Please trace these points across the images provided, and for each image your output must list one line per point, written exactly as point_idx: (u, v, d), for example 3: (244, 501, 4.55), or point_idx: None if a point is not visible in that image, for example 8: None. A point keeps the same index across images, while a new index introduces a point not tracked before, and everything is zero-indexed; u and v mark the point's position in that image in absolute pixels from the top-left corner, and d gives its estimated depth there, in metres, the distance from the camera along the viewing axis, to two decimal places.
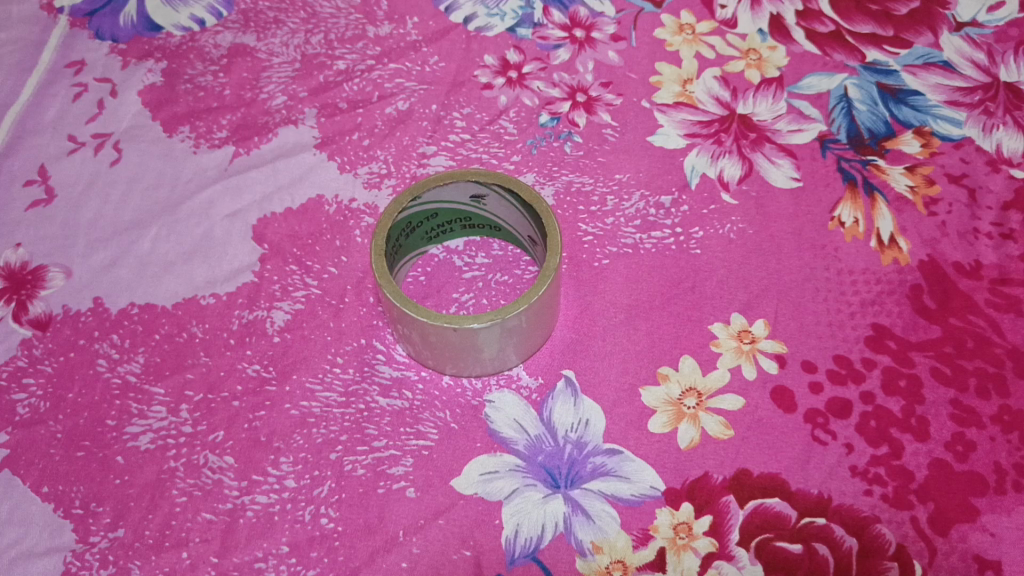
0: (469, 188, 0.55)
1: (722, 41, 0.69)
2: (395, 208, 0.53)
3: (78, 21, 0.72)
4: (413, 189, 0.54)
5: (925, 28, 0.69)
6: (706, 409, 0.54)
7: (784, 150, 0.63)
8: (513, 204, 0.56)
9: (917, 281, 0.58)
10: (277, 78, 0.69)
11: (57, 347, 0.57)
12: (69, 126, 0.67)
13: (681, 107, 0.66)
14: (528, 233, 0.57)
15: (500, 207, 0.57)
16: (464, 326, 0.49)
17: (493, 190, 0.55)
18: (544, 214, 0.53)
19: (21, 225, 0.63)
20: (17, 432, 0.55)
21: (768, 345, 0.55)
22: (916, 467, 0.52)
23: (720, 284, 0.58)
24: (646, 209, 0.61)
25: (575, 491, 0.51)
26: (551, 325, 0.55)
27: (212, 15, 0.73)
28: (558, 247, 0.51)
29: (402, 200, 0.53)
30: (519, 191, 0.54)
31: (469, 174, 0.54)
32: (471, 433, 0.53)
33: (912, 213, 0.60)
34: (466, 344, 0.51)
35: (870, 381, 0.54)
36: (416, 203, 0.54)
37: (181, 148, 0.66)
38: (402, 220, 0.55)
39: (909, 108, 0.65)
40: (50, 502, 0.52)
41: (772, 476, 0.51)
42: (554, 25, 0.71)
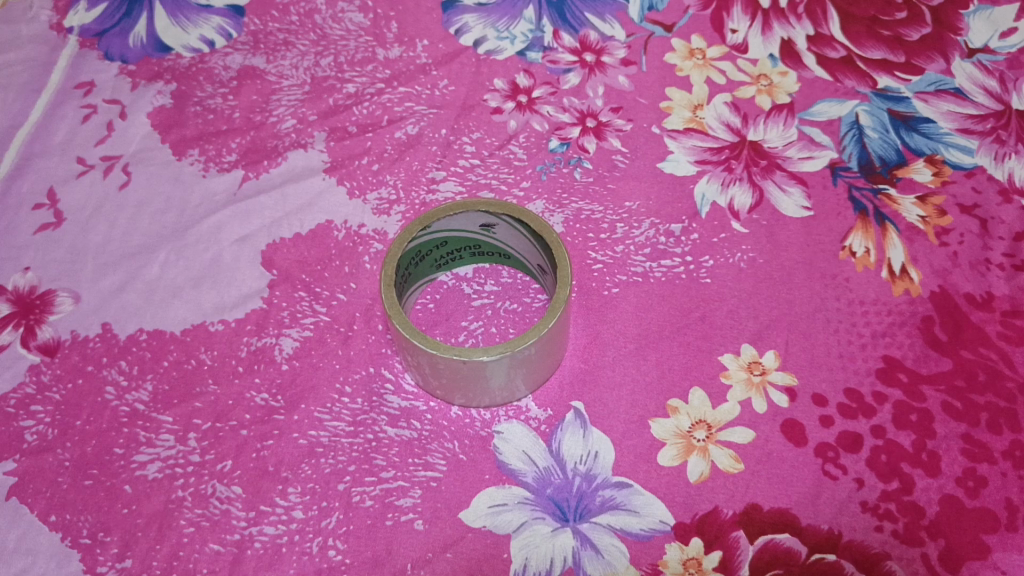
0: (479, 217, 0.55)
1: (732, 65, 0.69)
2: (405, 237, 0.53)
3: (88, 42, 0.72)
4: (424, 218, 0.54)
5: (937, 54, 0.68)
6: (717, 442, 0.53)
7: (795, 178, 0.63)
8: (523, 234, 0.55)
9: (929, 312, 0.57)
10: (287, 100, 0.69)
11: (66, 373, 0.57)
12: (78, 148, 0.67)
13: (691, 133, 0.65)
14: (537, 262, 0.57)
15: (510, 236, 0.57)
16: (474, 358, 0.49)
17: (504, 219, 0.55)
18: (554, 245, 0.53)
19: (30, 249, 0.63)
20: (25, 460, 0.55)
21: (778, 377, 0.55)
22: (927, 503, 0.51)
23: (730, 314, 0.58)
24: (656, 237, 0.61)
25: (584, 524, 0.51)
26: (560, 356, 0.55)
27: (221, 36, 0.73)
28: (568, 278, 0.51)
29: (412, 228, 0.53)
30: (529, 221, 0.53)
31: (479, 203, 0.54)
32: (480, 464, 0.53)
33: (924, 243, 0.60)
34: (476, 376, 0.51)
35: (881, 415, 0.54)
36: (425, 232, 0.54)
37: (190, 171, 0.66)
38: (411, 249, 0.55)
39: (920, 136, 0.65)
40: (57, 532, 0.52)
41: (782, 511, 0.51)
42: (564, 48, 0.71)
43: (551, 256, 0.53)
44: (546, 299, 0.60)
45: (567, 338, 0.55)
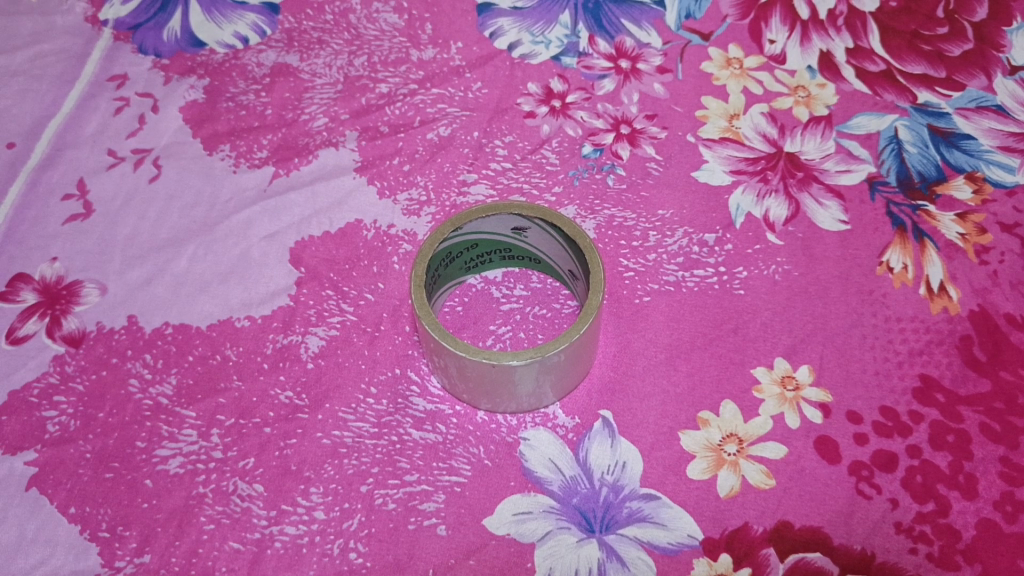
0: (512, 220, 0.54)
1: (770, 76, 0.68)
2: (437, 236, 0.52)
3: (123, 35, 0.72)
4: (455, 219, 0.53)
5: (979, 71, 0.67)
6: (748, 457, 0.52)
7: (832, 191, 0.62)
8: (555, 238, 0.55)
9: (967, 331, 0.56)
10: (319, 99, 0.69)
11: (89, 364, 0.57)
12: (109, 140, 0.67)
13: (727, 143, 0.65)
14: (569, 268, 0.56)
15: (542, 240, 0.56)
16: (502, 362, 0.48)
17: (536, 223, 0.54)
18: (587, 250, 0.52)
19: (58, 239, 0.62)
20: (46, 450, 0.54)
21: (812, 393, 0.54)
22: (963, 526, 0.50)
23: (764, 326, 0.57)
24: (689, 247, 0.60)
25: (610, 536, 0.50)
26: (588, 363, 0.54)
27: (255, 33, 0.73)
28: (600, 284, 0.50)
29: (444, 229, 0.53)
30: (563, 226, 0.52)
31: (512, 206, 0.53)
32: (506, 471, 0.52)
33: (963, 261, 0.59)
34: (505, 380, 0.50)
35: (917, 435, 0.53)
36: (457, 234, 0.54)
37: (220, 167, 0.66)
38: (442, 250, 0.54)
39: (960, 152, 0.63)
40: (76, 524, 0.52)
41: (814, 529, 0.50)
42: (599, 54, 0.70)
43: (583, 262, 0.52)
44: (576, 306, 0.59)
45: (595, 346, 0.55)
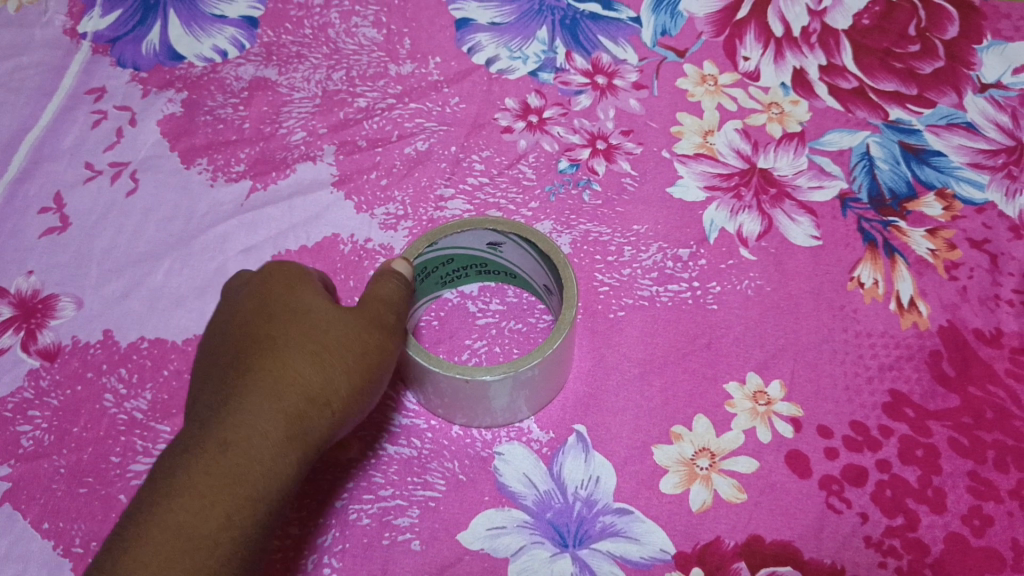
0: (486, 235, 0.54)
1: (744, 93, 0.69)
2: (412, 252, 0.52)
3: (101, 48, 0.72)
4: (430, 235, 0.53)
5: (950, 88, 0.68)
6: (719, 471, 0.53)
7: (804, 208, 0.63)
8: (529, 253, 0.55)
9: (936, 347, 0.57)
10: (297, 113, 0.69)
11: (65, 379, 0.57)
12: (86, 153, 0.67)
13: (701, 159, 0.65)
14: (543, 282, 0.57)
15: (516, 254, 0.56)
16: (476, 377, 0.48)
17: (510, 238, 0.54)
18: (561, 265, 0.52)
19: (34, 253, 0.62)
20: (20, 465, 0.54)
21: (784, 408, 0.55)
22: (931, 541, 0.51)
23: (737, 341, 0.57)
24: (663, 262, 0.60)
25: (583, 551, 0.51)
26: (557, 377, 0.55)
27: (234, 46, 0.72)
28: (574, 297, 0.50)
29: (419, 245, 0.53)
30: (539, 242, 0.52)
31: (487, 221, 0.53)
32: (480, 485, 0.53)
33: (932, 277, 0.60)
34: (480, 395, 0.50)
35: (887, 449, 0.54)
36: (432, 249, 0.54)
37: (198, 181, 0.66)
38: (417, 266, 0.54)
39: (931, 169, 0.64)
40: (50, 539, 0.52)
41: (784, 544, 0.51)
42: (576, 70, 0.70)
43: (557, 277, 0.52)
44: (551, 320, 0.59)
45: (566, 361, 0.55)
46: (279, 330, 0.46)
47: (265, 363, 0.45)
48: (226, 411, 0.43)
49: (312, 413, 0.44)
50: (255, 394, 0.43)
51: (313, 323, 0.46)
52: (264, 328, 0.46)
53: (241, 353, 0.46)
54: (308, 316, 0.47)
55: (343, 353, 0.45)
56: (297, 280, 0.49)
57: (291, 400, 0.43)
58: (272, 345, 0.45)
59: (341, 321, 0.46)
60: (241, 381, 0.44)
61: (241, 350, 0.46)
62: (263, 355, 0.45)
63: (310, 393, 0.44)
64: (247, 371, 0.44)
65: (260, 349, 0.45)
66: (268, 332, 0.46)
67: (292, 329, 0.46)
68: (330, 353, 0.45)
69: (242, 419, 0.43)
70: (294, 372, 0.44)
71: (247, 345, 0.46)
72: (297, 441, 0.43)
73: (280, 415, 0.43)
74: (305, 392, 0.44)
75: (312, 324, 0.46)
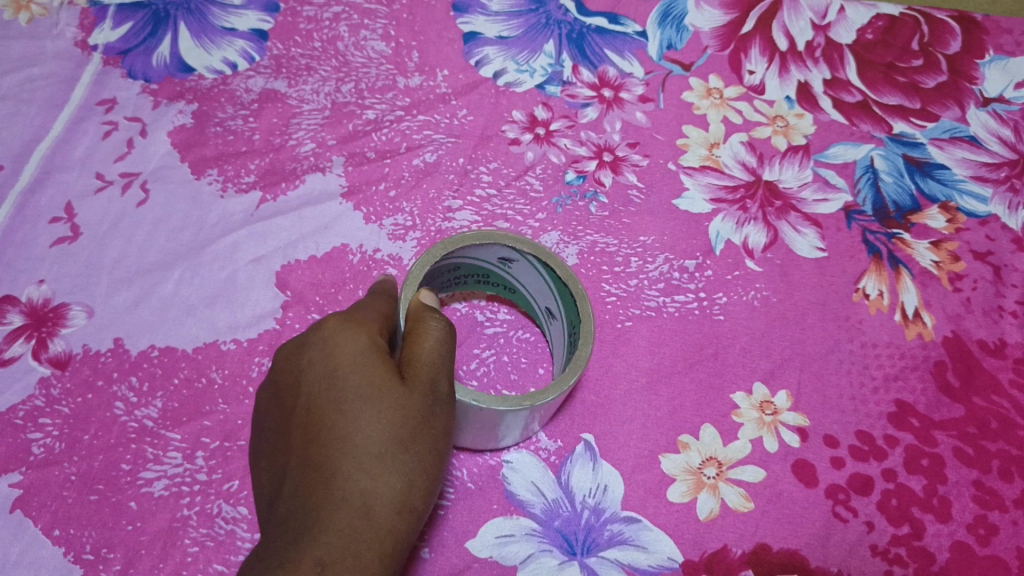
0: (503, 250, 0.54)
1: (749, 106, 0.69)
2: (428, 258, 0.51)
3: (112, 60, 0.72)
4: (450, 242, 0.52)
5: (952, 102, 0.69)
6: (727, 480, 0.53)
7: (809, 220, 0.63)
8: (541, 275, 0.54)
9: (941, 357, 0.58)
10: (306, 124, 0.69)
11: (75, 387, 0.57)
12: (97, 164, 0.67)
13: (707, 171, 0.66)
14: (546, 304, 0.57)
15: (525, 273, 0.56)
16: (491, 408, 0.47)
17: (526, 258, 0.54)
18: (577, 294, 0.52)
19: (46, 262, 0.63)
20: (30, 472, 0.55)
21: (790, 417, 0.55)
22: (937, 549, 0.52)
23: (743, 352, 0.58)
24: (670, 272, 0.61)
25: (592, 559, 0.51)
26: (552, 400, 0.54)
27: (244, 59, 0.73)
28: (591, 337, 0.51)
29: (436, 251, 0.52)
30: (558, 268, 0.53)
31: (508, 238, 0.53)
32: (488, 493, 0.53)
33: (937, 288, 0.61)
34: (483, 419, 0.49)
35: (892, 459, 0.54)
36: (448, 258, 0.53)
37: (208, 191, 0.66)
38: (431, 271, 0.53)
39: (935, 181, 0.65)
40: (61, 546, 0.52)
41: (791, 552, 0.51)
42: (583, 83, 0.71)
43: (572, 305, 0.52)
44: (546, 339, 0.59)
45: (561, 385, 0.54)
46: (341, 413, 0.43)
47: (331, 466, 0.42)
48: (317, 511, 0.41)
49: (396, 511, 0.42)
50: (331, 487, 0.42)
51: (369, 409, 0.43)
52: (317, 401, 0.44)
53: (308, 451, 0.43)
54: (363, 398, 0.43)
55: (409, 432, 0.43)
56: (338, 330, 0.46)
57: (374, 500, 0.42)
58: (334, 439, 0.43)
59: (399, 401, 0.43)
60: (313, 482, 0.42)
61: (303, 442, 0.44)
62: (327, 453, 0.42)
63: (392, 487, 0.42)
64: (319, 469, 0.42)
65: (320, 442, 0.43)
66: (320, 419, 0.43)
67: (347, 416, 0.43)
68: (402, 435, 0.43)
69: (324, 542, 0.40)
70: (366, 469, 0.42)
71: (308, 429, 0.44)
72: (382, 552, 0.41)
73: (363, 537, 0.41)
74: (382, 486, 0.42)
75: (368, 411, 0.43)
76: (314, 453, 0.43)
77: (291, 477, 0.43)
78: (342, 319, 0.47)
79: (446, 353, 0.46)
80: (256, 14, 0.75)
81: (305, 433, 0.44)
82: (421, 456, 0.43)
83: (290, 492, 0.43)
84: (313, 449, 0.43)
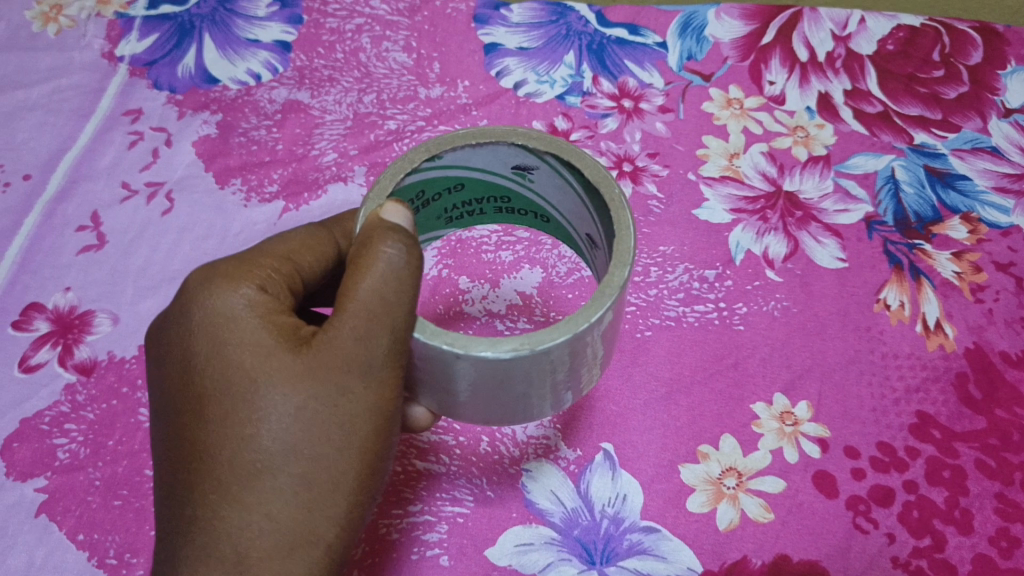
0: (512, 154, 0.45)
1: (769, 116, 0.69)
2: (404, 165, 0.43)
3: (138, 71, 0.73)
4: (435, 144, 0.44)
5: (974, 113, 0.69)
6: (746, 490, 0.53)
7: (830, 230, 0.63)
8: (568, 182, 0.45)
9: (963, 369, 0.58)
10: (329, 135, 0.70)
11: (100, 393, 0.58)
12: (123, 174, 0.68)
13: (727, 181, 0.66)
14: (580, 223, 0.48)
15: (547, 184, 0.47)
16: (468, 358, 0.38)
17: (547, 162, 0.45)
18: (611, 200, 0.42)
19: (72, 270, 0.64)
20: (56, 477, 0.55)
21: (811, 428, 0.55)
22: (959, 561, 0.52)
23: (763, 362, 0.58)
24: (690, 282, 0.61)
25: (611, 568, 0.51)
26: (595, 356, 0.42)
27: (268, 70, 0.74)
28: (629, 253, 0.40)
29: (417, 155, 0.44)
30: (585, 168, 0.43)
31: (516, 135, 0.44)
32: (508, 502, 0.53)
33: (959, 299, 0.60)
34: (494, 382, 0.40)
35: (913, 470, 0.54)
36: (435, 163, 0.44)
37: (232, 201, 0.67)
38: (418, 181, 0.45)
39: (956, 192, 0.65)
40: (85, 551, 0.53)
41: (812, 563, 0.51)
42: (603, 94, 0.71)
43: (605, 214, 0.43)
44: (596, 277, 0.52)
45: (612, 334, 0.43)
46: (240, 390, 0.42)
47: (241, 483, 0.42)
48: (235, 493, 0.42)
49: (319, 528, 0.42)
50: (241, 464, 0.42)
51: (275, 410, 0.41)
52: (209, 375, 0.43)
53: (206, 463, 0.43)
54: (259, 370, 0.42)
55: (331, 431, 0.41)
56: (221, 300, 0.43)
57: (288, 520, 0.42)
58: (238, 450, 0.42)
59: (311, 391, 0.41)
60: (217, 504, 0.42)
61: (197, 447, 0.43)
62: (231, 468, 0.42)
63: (309, 501, 0.42)
64: (217, 490, 0.42)
65: (218, 452, 0.42)
66: (215, 424, 0.42)
67: (250, 423, 0.42)
68: (316, 437, 0.41)
69: (251, 522, 0.42)
70: (277, 482, 0.42)
71: (204, 431, 0.43)
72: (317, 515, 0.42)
73: (287, 510, 0.42)
74: (294, 500, 0.42)
75: (275, 412, 0.41)
76: (212, 467, 0.42)
77: (192, 485, 0.43)
78: (230, 277, 0.44)
79: (395, 291, 0.40)
80: (280, 25, 0.76)
81: (195, 437, 0.43)
82: (347, 455, 0.42)
83: (191, 511, 0.43)
84: (207, 462, 0.43)
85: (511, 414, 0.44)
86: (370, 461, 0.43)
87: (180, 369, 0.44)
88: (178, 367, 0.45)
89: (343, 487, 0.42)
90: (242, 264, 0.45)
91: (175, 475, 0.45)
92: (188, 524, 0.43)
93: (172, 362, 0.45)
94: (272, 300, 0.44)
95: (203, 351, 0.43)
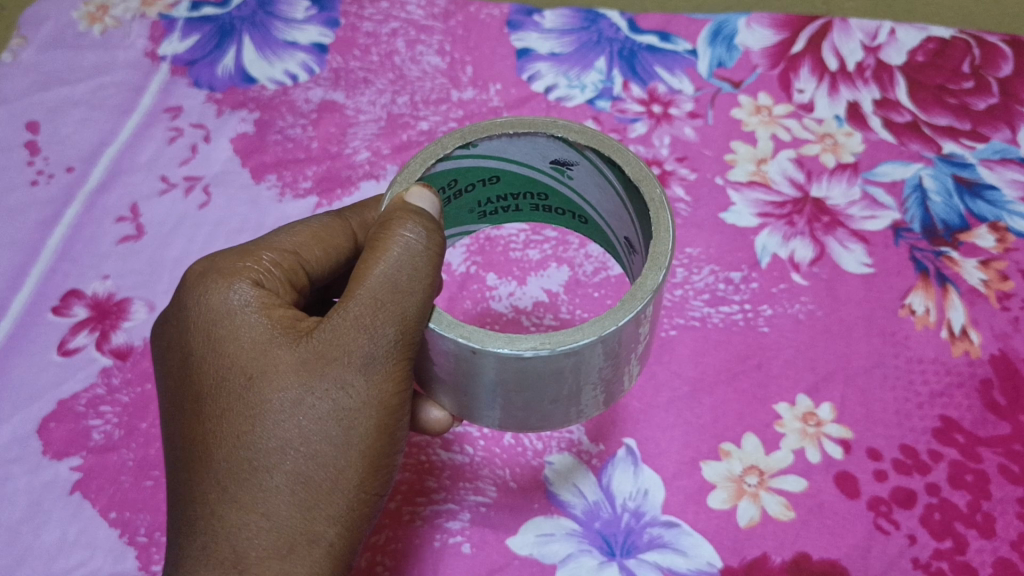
0: (551, 147, 0.46)
1: (798, 124, 0.70)
2: (436, 150, 0.44)
3: (179, 70, 0.75)
4: (469, 131, 0.45)
5: (1004, 124, 0.69)
6: (768, 489, 0.54)
7: (856, 236, 0.64)
8: (609, 181, 0.46)
9: (988, 375, 0.58)
10: (362, 134, 0.71)
11: (135, 377, 0.60)
12: (162, 167, 0.70)
13: (754, 186, 0.66)
14: (623, 225, 0.48)
15: (587, 180, 0.48)
16: (488, 355, 0.39)
17: (587, 157, 0.45)
18: (650, 198, 0.42)
19: (111, 258, 0.66)
20: (90, 457, 0.57)
21: (834, 429, 0.56)
22: (980, 565, 0.52)
23: (787, 363, 0.58)
24: (715, 284, 0.62)
25: (630, 560, 0.52)
26: (623, 365, 0.43)
27: (305, 71, 0.75)
28: (665, 255, 0.41)
29: (450, 142, 0.45)
30: (625, 165, 0.43)
31: (555, 127, 0.45)
32: (530, 493, 0.54)
33: (985, 306, 0.61)
34: (513, 381, 0.40)
35: (936, 473, 0.54)
36: (469, 152, 0.45)
37: (267, 196, 0.68)
38: (448, 169, 0.46)
39: (984, 202, 0.65)
40: (116, 528, 0.55)
41: (832, 562, 0.52)
42: (632, 99, 0.72)
43: (645, 211, 0.43)
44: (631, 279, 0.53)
45: (641, 343, 0.43)
46: (239, 385, 0.42)
47: (239, 480, 0.42)
48: (233, 488, 0.42)
49: (319, 527, 0.42)
50: (238, 457, 0.42)
51: (274, 404, 0.41)
52: (207, 367, 0.43)
53: (203, 462, 0.43)
54: (256, 362, 0.42)
55: (331, 426, 0.41)
56: (220, 293, 0.44)
57: (288, 519, 0.42)
58: (237, 447, 0.42)
59: (308, 384, 0.41)
60: (214, 504, 0.42)
61: (195, 447, 0.43)
62: (229, 466, 0.42)
63: (308, 499, 0.42)
64: (216, 488, 0.42)
65: (216, 449, 0.42)
66: (213, 420, 0.43)
67: (248, 418, 0.42)
68: (314, 432, 0.41)
69: (251, 518, 0.42)
70: (275, 478, 0.42)
71: (202, 428, 0.43)
72: (313, 511, 0.42)
73: (285, 503, 0.42)
74: (293, 497, 0.42)
75: (273, 407, 0.41)
76: (209, 465, 0.42)
77: (188, 483, 0.43)
78: (227, 273, 0.45)
79: (408, 275, 0.41)
80: (317, 28, 0.77)
81: (193, 435, 0.43)
82: (347, 450, 0.42)
83: (188, 514, 0.43)
84: (205, 460, 0.43)
85: (533, 419, 0.44)
86: (372, 457, 0.43)
87: (178, 368, 0.45)
88: (176, 366, 0.45)
89: (343, 484, 0.42)
90: (239, 259, 0.46)
91: (175, 477, 0.45)
92: (185, 526, 0.43)
93: (170, 362, 0.46)
94: (270, 295, 0.44)
95: (200, 346, 0.44)
